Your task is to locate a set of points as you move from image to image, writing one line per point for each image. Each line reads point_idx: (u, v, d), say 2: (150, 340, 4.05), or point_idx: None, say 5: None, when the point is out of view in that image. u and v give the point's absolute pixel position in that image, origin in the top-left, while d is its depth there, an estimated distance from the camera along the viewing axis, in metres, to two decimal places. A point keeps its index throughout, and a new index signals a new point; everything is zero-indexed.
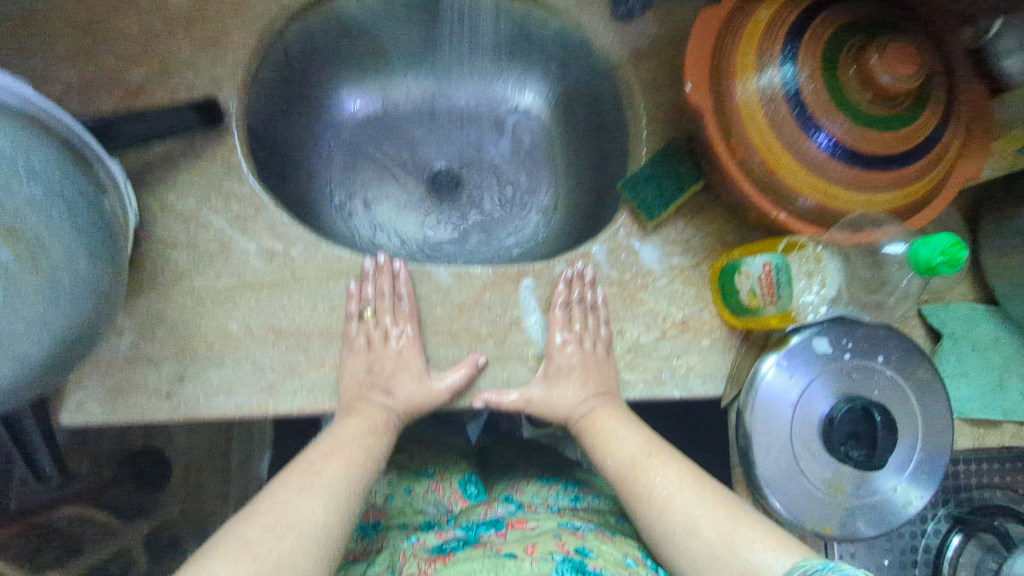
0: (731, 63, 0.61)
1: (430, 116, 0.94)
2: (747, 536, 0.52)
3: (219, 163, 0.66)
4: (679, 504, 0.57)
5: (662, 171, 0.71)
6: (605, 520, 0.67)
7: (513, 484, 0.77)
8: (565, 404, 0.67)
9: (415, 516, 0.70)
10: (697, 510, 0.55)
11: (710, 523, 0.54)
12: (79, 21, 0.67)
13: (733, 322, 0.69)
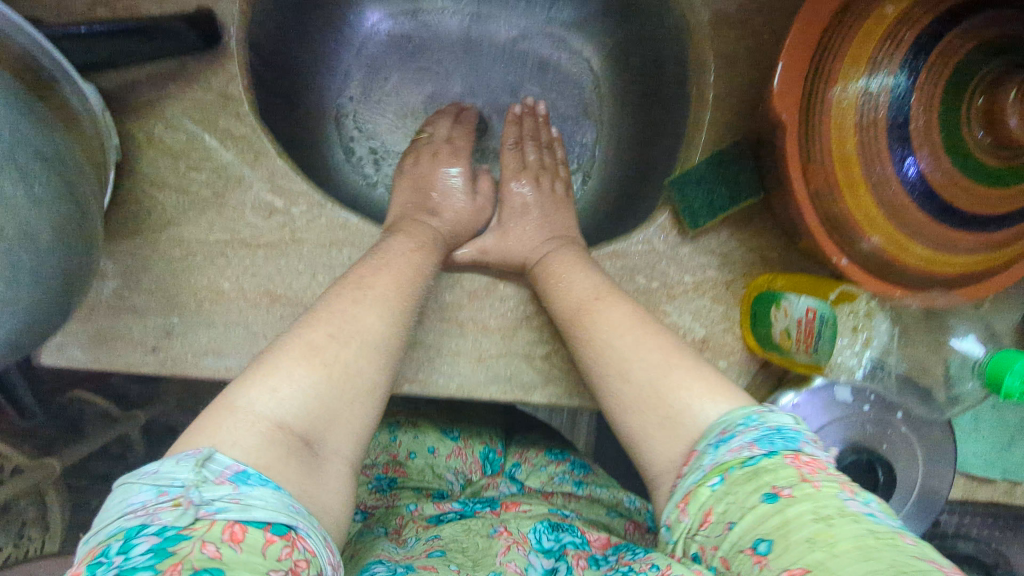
0: (839, 58, 0.50)
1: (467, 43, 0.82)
2: (682, 389, 0.46)
3: (215, 94, 0.57)
4: (602, 345, 0.52)
5: (717, 175, 0.62)
6: (595, 516, 0.62)
7: (523, 448, 0.75)
8: (523, 252, 0.65)
9: (435, 480, 0.69)
10: (640, 352, 0.49)
11: (649, 368, 0.48)
12: None
13: (756, 348, 0.65)
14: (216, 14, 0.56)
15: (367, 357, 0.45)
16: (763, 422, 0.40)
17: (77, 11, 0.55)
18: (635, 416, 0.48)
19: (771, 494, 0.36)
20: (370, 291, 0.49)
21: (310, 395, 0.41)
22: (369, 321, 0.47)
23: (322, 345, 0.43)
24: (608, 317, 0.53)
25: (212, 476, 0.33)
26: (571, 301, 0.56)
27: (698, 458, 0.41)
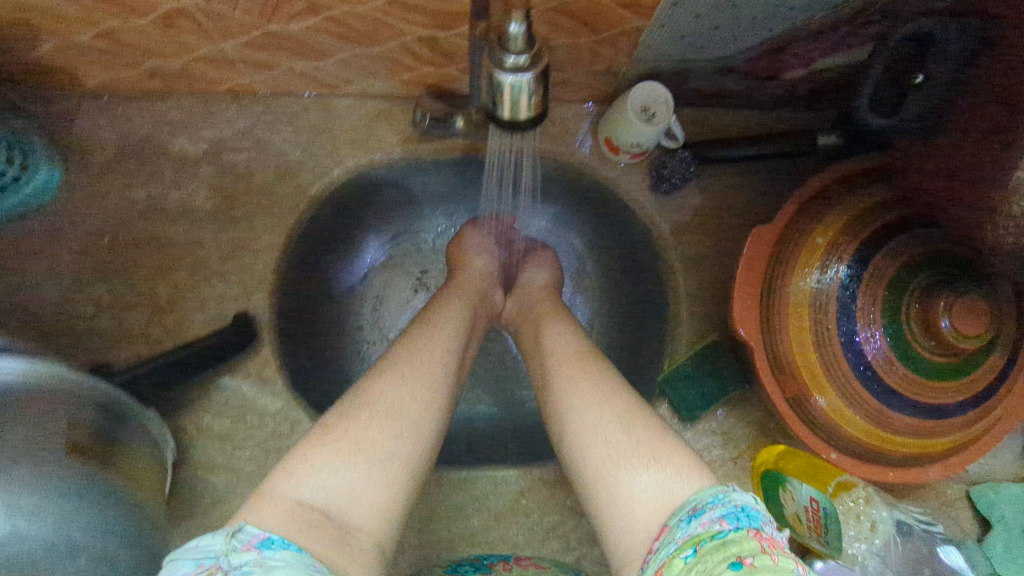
0: (784, 286, 0.58)
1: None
2: (668, 453, 0.51)
3: (254, 376, 0.66)
4: (595, 406, 0.56)
5: (702, 368, 0.70)
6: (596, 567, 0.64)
7: None
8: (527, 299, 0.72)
9: None
10: (625, 443, 0.52)
11: (647, 433, 0.53)
12: (107, 236, 0.65)
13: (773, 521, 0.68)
14: (249, 312, 0.66)
15: (422, 412, 0.52)
16: (728, 501, 0.44)
17: (133, 330, 0.65)
18: (624, 470, 0.51)
19: (736, 563, 0.39)
20: (420, 346, 0.57)
21: (348, 480, 0.45)
22: (415, 372, 0.54)
23: (382, 402, 0.50)
24: (603, 382, 0.59)
25: (241, 545, 0.39)
26: (566, 356, 0.62)
27: (669, 533, 0.45)
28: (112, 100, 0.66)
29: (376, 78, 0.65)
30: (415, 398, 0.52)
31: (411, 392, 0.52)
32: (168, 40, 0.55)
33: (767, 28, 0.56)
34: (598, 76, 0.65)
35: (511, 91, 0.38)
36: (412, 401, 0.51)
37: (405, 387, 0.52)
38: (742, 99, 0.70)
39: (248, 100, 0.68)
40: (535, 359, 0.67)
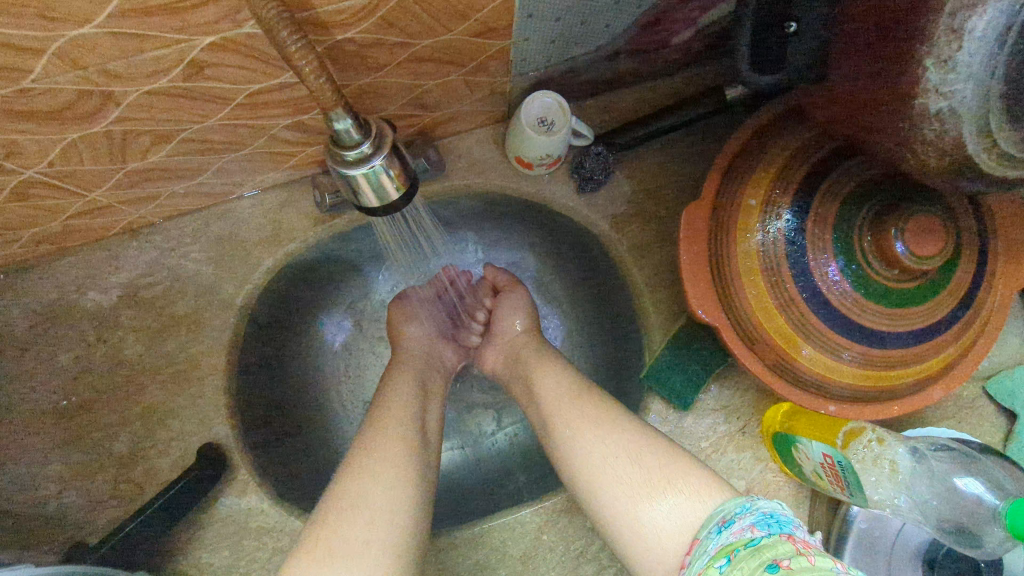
0: (730, 256, 0.55)
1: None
2: (682, 473, 0.47)
3: (239, 502, 0.64)
4: (598, 447, 0.52)
5: (682, 355, 0.67)
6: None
7: None
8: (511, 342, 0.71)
9: None
10: (629, 467, 0.49)
11: (657, 457, 0.49)
12: (47, 411, 0.63)
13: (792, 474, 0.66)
14: (215, 441, 0.64)
15: (404, 507, 0.48)
16: (755, 508, 0.41)
17: (103, 497, 0.62)
18: (644, 503, 0.47)
19: (773, 565, 0.36)
20: (385, 437, 0.54)
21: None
22: (391, 460, 0.51)
23: (362, 495, 0.47)
24: (599, 416, 0.55)
25: None
26: (558, 400, 0.58)
27: (701, 544, 0.41)
28: (11, 275, 0.63)
29: (265, 171, 0.62)
30: (391, 489, 0.49)
31: (391, 481, 0.49)
32: (35, 207, 0.53)
33: (634, 5, 0.53)
34: (485, 99, 0.62)
35: (367, 179, 0.35)
36: (390, 494, 0.48)
37: (384, 478, 0.49)
38: (640, 75, 0.67)
39: (148, 231, 0.65)
40: (531, 414, 0.62)
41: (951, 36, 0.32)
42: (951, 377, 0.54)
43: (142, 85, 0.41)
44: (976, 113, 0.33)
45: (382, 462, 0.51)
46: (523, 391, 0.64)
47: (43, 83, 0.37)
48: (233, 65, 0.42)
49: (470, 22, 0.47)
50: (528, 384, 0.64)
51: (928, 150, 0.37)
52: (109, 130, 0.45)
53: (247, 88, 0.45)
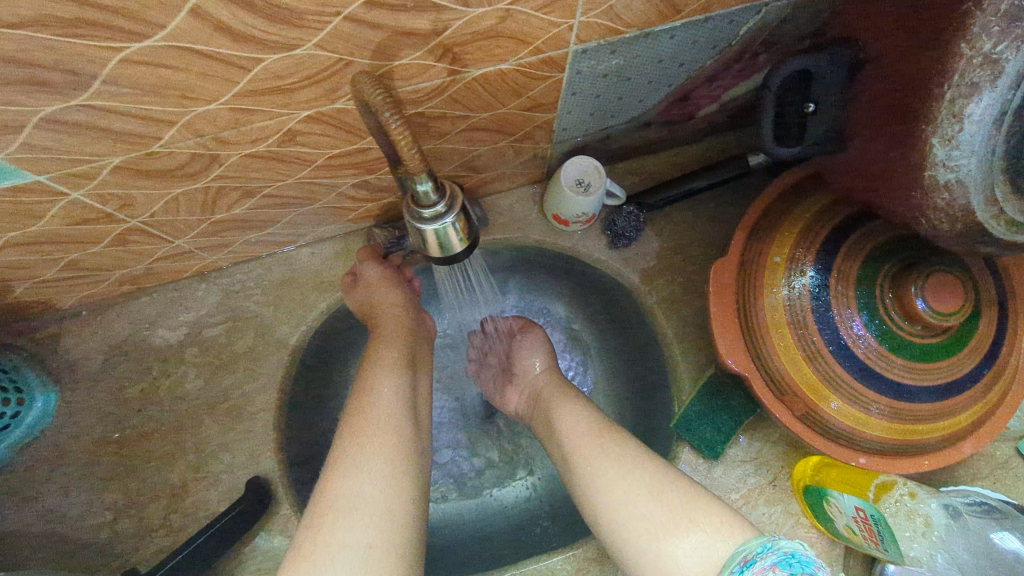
0: (757, 309, 0.58)
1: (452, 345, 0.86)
2: (703, 511, 0.49)
3: (279, 537, 0.66)
4: (619, 484, 0.54)
5: (712, 405, 0.69)
6: None
7: None
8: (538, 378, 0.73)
9: None
10: (653, 503, 0.51)
11: (678, 495, 0.51)
12: (110, 441, 0.67)
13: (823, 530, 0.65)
14: (261, 475, 0.67)
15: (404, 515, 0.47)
16: (777, 547, 0.42)
17: (154, 526, 0.65)
18: (667, 540, 0.48)
19: None
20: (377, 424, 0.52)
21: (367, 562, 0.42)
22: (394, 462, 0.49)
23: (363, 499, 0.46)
24: (622, 453, 0.56)
25: None
26: (582, 436, 0.60)
27: None
28: (91, 312, 0.69)
29: (326, 223, 0.68)
30: (390, 491, 0.47)
31: (389, 484, 0.48)
32: (128, 251, 0.60)
33: (666, 84, 0.60)
34: (527, 162, 0.69)
35: (436, 232, 0.41)
36: (388, 498, 0.47)
37: (384, 481, 0.48)
38: (668, 143, 0.74)
39: (215, 275, 0.71)
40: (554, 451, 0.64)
41: (952, 118, 0.37)
42: (981, 434, 0.55)
43: (243, 149, 0.48)
44: (981, 183, 0.37)
45: (379, 458, 0.49)
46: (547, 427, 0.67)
47: (165, 147, 0.44)
48: (321, 133, 0.49)
49: (522, 98, 0.54)
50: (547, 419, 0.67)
51: (939, 215, 0.41)
52: (207, 186, 0.52)
53: (328, 152, 0.52)
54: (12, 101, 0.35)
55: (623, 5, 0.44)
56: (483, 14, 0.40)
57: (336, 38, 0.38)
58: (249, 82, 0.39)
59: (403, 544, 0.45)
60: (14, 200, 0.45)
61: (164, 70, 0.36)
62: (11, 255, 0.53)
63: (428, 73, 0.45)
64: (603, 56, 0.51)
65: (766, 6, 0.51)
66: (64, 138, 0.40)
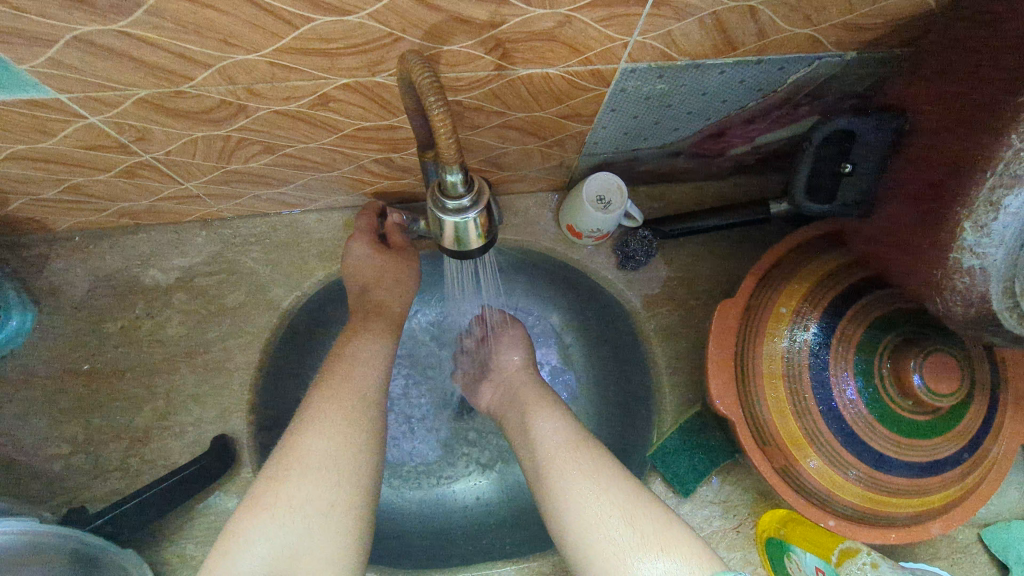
0: (755, 354, 0.58)
1: (439, 336, 0.85)
2: (676, 539, 0.49)
3: (234, 500, 0.64)
4: (587, 500, 0.53)
5: (692, 442, 0.69)
6: None
7: None
8: (517, 373, 0.73)
9: None
10: (624, 522, 0.51)
11: (650, 519, 0.51)
12: (80, 372, 0.65)
13: None
14: (228, 433, 0.65)
15: (349, 512, 0.47)
16: None
17: (110, 466, 0.63)
18: (634, 563, 0.48)
19: None
20: (332, 421, 0.51)
21: (310, 523, 0.45)
22: (339, 460, 0.49)
23: (302, 498, 0.46)
24: (594, 466, 0.56)
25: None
26: (552, 444, 0.60)
27: None
28: (85, 239, 0.68)
29: (340, 192, 0.67)
30: (361, 434, 0.52)
31: (364, 422, 0.53)
32: (134, 186, 0.59)
33: (705, 118, 0.59)
34: (552, 168, 0.68)
35: (456, 225, 0.40)
36: (359, 439, 0.51)
37: (325, 482, 0.47)
38: (693, 175, 0.73)
39: (218, 224, 0.70)
40: (521, 448, 0.64)
41: (989, 206, 0.37)
42: (951, 516, 0.55)
43: (273, 104, 0.46)
44: (1003, 273, 0.37)
45: (322, 456, 0.49)
46: (517, 427, 0.66)
47: (195, 89, 0.43)
48: (353, 103, 0.48)
49: (561, 105, 0.53)
50: (520, 420, 0.66)
51: (955, 299, 0.41)
52: (228, 135, 0.51)
53: (356, 123, 0.51)
54: (46, 15, 0.34)
55: (681, 31, 0.44)
56: (543, 16, 0.39)
57: (390, 10, 0.37)
58: (294, 39, 0.38)
59: (364, 475, 0.50)
60: (29, 114, 0.44)
61: (209, 11, 0.35)
62: (13, 168, 0.52)
63: (474, 62, 0.44)
64: (650, 78, 0.50)
65: (818, 59, 0.51)
66: (92, 61, 0.38)
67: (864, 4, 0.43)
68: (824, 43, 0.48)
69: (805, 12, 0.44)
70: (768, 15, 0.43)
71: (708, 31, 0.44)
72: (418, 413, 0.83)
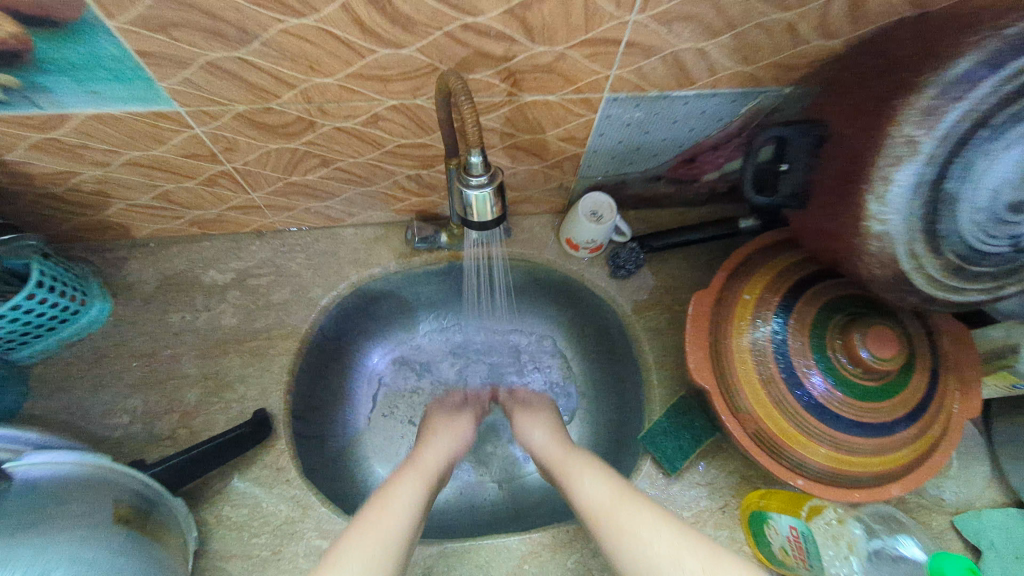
0: (727, 333, 0.67)
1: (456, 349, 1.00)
2: (725, 563, 0.49)
3: (269, 468, 0.72)
4: (637, 536, 0.54)
5: (679, 424, 0.76)
6: None
7: None
8: (549, 446, 0.75)
9: None
10: (671, 552, 0.52)
11: (699, 548, 0.51)
12: (145, 353, 0.75)
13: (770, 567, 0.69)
14: (266, 410, 0.74)
15: None
16: None
17: (162, 437, 0.71)
18: None
19: None
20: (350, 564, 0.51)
21: None
22: None
23: None
24: (639, 506, 0.58)
25: None
26: (597, 495, 0.62)
27: None
28: (159, 245, 0.81)
29: (376, 208, 0.80)
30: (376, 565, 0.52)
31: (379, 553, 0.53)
32: (210, 194, 0.72)
33: (678, 144, 0.73)
34: (553, 189, 0.81)
35: (477, 199, 0.51)
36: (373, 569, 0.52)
37: None
38: (674, 200, 0.86)
39: (272, 236, 0.83)
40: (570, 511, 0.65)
41: (884, 181, 0.48)
42: (908, 478, 0.61)
43: (336, 121, 0.60)
44: (905, 237, 0.49)
45: None
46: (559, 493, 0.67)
47: (280, 106, 0.57)
48: (398, 122, 0.61)
49: (559, 129, 0.67)
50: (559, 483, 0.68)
51: (874, 262, 0.52)
52: (296, 148, 0.64)
53: (398, 140, 0.65)
54: (193, 44, 0.48)
55: (649, 67, 0.58)
56: (544, 51, 0.53)
57: (434, 44, 0.51)
58: (362, 66, 0.52)
59: None
60: (152, 124, 0.57)
61: (305, 43, 0.49)
62: (125, 173, 0.65)
63: (492, 88, 0.58)
64: (629, 106, 0.64)
65: (763, 93, 0.64)
66: (210, 80, 0.52)
67: (787, 47, 0.57)
68: (763, 79, 0.62)
69: (743, 53, 0.57)
70: (716, 55, 0.57)
71: (670, 67, 0.58)
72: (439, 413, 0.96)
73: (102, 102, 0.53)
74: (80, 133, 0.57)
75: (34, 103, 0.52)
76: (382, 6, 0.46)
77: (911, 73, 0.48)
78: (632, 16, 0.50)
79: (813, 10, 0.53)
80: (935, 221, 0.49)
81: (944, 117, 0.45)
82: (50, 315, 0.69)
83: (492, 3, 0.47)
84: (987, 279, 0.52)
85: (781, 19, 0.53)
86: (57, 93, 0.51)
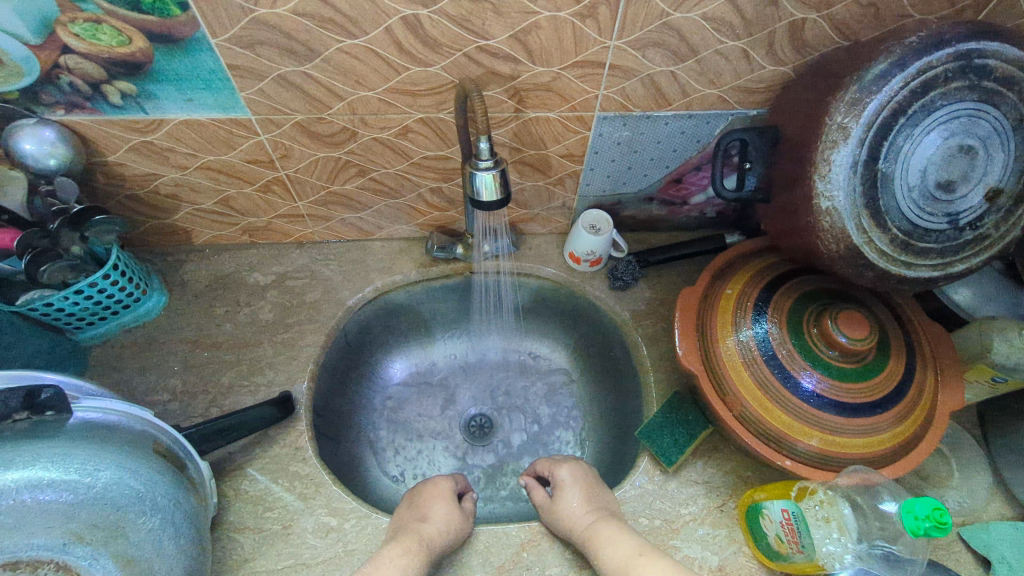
0: (712, 323, 0.73)
1: (467, 368, 1.06)
2: None
3: (287, 447, 0.77)
4: None
5: (674, 418, 0.79)
6: None
7: None
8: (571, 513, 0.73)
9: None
10: None
11: None
12: (190, 339, 0.85)
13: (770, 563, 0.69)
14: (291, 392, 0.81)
15: None
16: None
17: (196, 411, 0.78)
18: None
19: None
20: None
21: None
22: None
23: None
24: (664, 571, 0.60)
25: None
26: (626, 561, 0.63)
27: None
28: (213, 251, 0.93)
29: (401, 222, 0.92)
30: None
31: None
32: (264, 201, 0.85)
33: (665, 165, 0.84)
34: (557, 208, 0.92)
35: (484, 180, 0.62)
36: None
37: None
38: (667, 223, 0.96)
39: (310, 247, 0.95)
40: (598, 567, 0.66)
41: (826, 162, 0.57)
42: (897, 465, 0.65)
43: (374, 132, 0.73)
44: (851, 211, 0.57)
45: None
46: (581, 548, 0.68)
47: (331, 116, 0.70)
48: (424, 135, 0.74)
49: (559, 146, 0.79)
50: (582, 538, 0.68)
51: (829, 238, 0.59)
52: (339, 157, 0.77)
53: (423, 152, 0.77)
54: (270, 60, 0.62)
55: (631, 88, 0.70)
56: (542, 71, 0.66)
57: (454, 64, 0.64)
58: (397, 81, 0.66)
59: None
60: (228, 130, 0.71)
61: (355, 60, 0.63)
62: (198, 177, 0.79)
63: (501, 104, 0.70)
64: (618, 125, 0.76)
65: (733, 115, 0.76)
66: (279, 91, 0.66)
67: (745, 72, 0.69)
68: (730, 102, 0.74)
69: (709, 77, 0.70)
70: (686, 78, 0.70)
71: (648, 89, 0.70)
72: (447, 426, 1.00)
73: (193, 109, 0.67)
74: (171, 137, 0.71)
75: (141, 108, 0.67)
76: (415, 29, 0.60)
77: (840, 79, 0.59)
78: (612, 41, 0.63)
79: (761, 39, 0.65)
80: (874, 197, 0.57)
81: (867, 107, 0.55)
82: (116, 297, 0.79)
83: (500, 28, 0.60)
84: (934, 256, 0.59)
85: (736, 47, 0.66)
86: (161, 99, 0.66)
